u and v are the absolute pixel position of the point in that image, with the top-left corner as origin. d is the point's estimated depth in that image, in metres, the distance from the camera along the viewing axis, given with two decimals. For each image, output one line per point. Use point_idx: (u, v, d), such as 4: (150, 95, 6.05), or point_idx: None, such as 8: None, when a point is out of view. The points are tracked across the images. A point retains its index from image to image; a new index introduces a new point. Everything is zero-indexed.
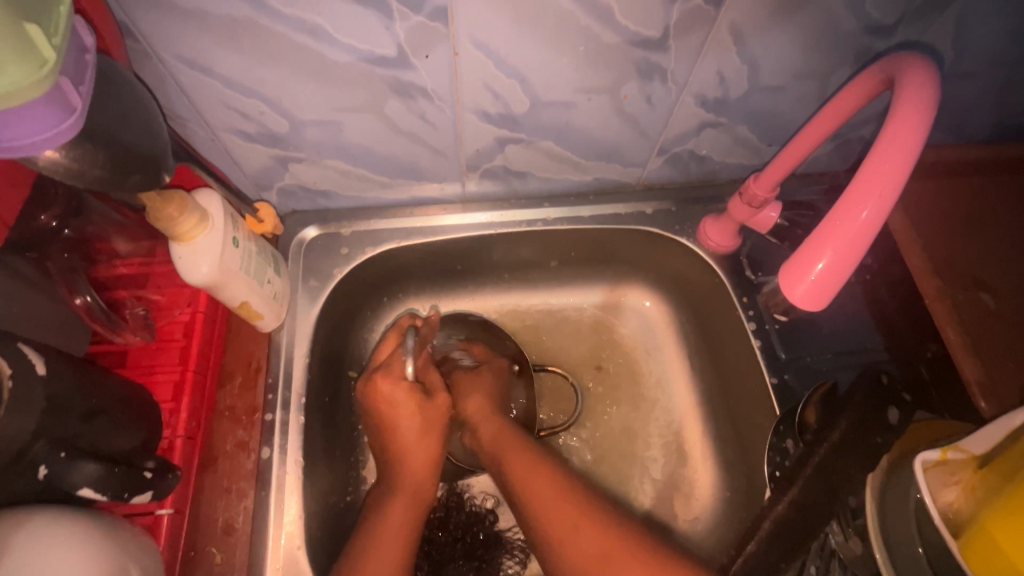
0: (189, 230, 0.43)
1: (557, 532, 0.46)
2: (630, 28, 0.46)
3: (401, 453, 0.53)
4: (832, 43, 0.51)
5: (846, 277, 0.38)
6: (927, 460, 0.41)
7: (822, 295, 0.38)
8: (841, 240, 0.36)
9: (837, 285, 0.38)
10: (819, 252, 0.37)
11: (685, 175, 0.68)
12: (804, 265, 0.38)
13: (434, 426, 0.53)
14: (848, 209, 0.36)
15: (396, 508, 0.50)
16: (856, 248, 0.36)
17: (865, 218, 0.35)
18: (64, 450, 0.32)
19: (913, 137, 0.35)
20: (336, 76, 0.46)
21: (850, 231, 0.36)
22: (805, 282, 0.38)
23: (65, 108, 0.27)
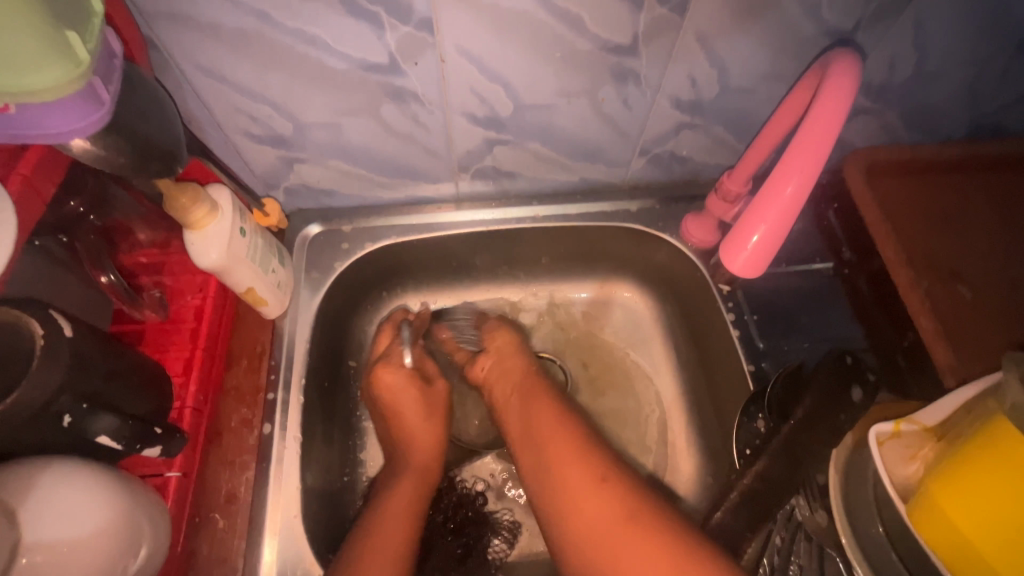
0: (201, 218, 0.48)
1: (573, 491, 0.48)
2: (601, 35, 0.50)
3: (407, 418, 0.58)
4: (795, 47, 0.54)
5: (779, 246, 0.44)
6: (881, 432, 0.43)
7: (759, 262, 0.45)
8: (771, 215, 0.42)
9: (772, 253, 0.44)
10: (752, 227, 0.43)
11: (667, 175, 0.72)
12: (741, 238, 0.44)
13: (434, 409, 0.59)
14: (777, 185, 0.41)
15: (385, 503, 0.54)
16: (787, 219, 0.42)
17: (790, 191, 0.41)
18: (86, 402, 0.36)
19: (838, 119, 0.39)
20: (334, 82, 0.51)
21: (778, 204, 0.41)
22: (743, 253, 0.44)
23: (96, 102, 0.32)
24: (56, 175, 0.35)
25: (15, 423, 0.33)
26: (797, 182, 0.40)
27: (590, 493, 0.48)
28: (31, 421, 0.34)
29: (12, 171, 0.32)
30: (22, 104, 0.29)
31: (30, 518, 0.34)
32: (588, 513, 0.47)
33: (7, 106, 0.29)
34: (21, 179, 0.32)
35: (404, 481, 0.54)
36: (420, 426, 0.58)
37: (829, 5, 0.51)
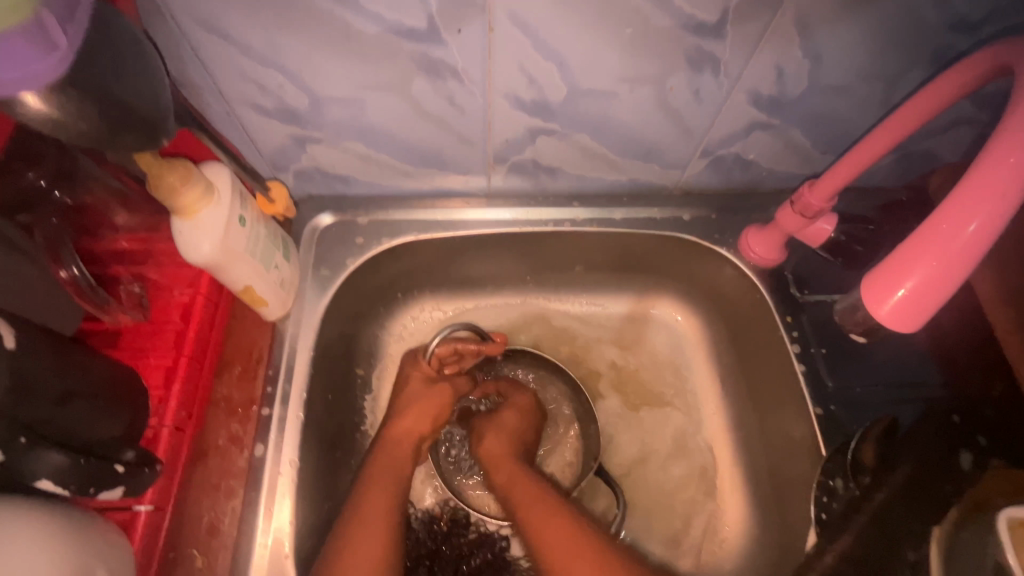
0: (193, 203, 0.40)
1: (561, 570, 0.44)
2: (684, 11, 0.42)
3: (408, 420, 0.55)
4: (909, 39, 0.46)
5: (940, 300, 0.33)
6: (1013, 518, 0.35)
7: (912, 319, 0.34)
8: (939, 260, 0.32)
9: (930, 309, 0.34)
10: (907, 273, 0.33)
11: (726, 182, 0.63)
12: (884, 286, 0.34)
13: (430, 411, 0.56)
14: (954, 221, 0.31)
15: (381, 499, 0.48)
16: (959, 261, 0.32)
17: (974, 231, 0.31)
18: (24, 436, 0.28)
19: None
20: (360, 49, 0.43)
21: (951, 246, 0.31)
22: (890, 304, 0.34)
23: (46, 46, 0.25)
24: None
25: None
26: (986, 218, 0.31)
27: None
28: None
29: None
30: None
31: None
32: None
33: None
34: None
35: (376, 490, 0.48)
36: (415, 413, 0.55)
37: None
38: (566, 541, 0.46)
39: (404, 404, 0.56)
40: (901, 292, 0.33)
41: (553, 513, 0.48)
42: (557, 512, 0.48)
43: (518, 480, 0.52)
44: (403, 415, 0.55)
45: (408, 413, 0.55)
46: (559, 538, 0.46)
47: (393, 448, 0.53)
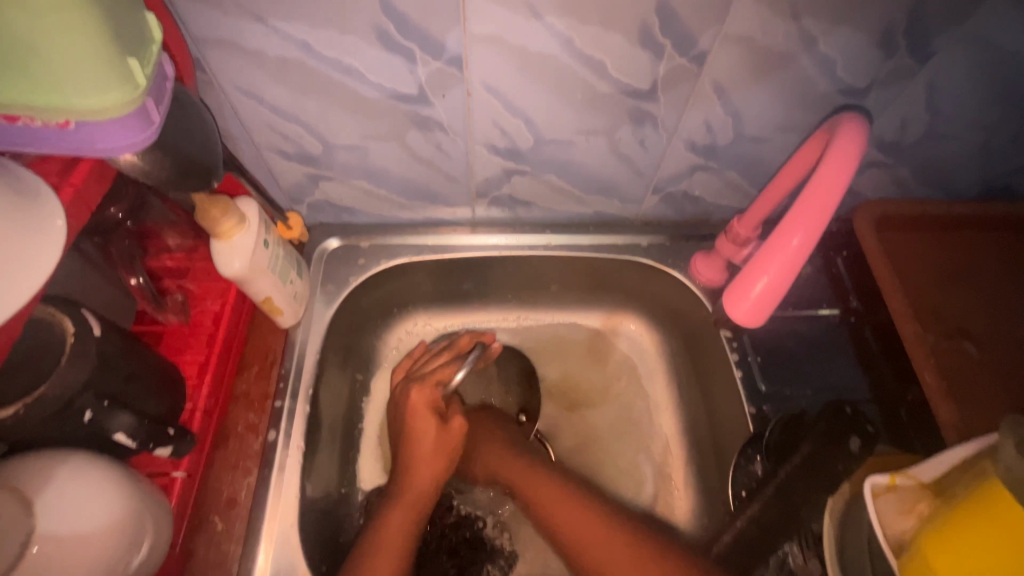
0: (228, 229, 0.50)
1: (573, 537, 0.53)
2: (622, 80, 0.52)
3: (421, 467, 0.57)
4: (810, 101, 0.56)
5: (778, 299, 0.46)
6: (877, 484, 0.44)
7: (760, 312, 0.46)
8: (775, 267, 0.44)
9: (774, 303, 0.47)
10: (757, 275, 0.45)
11: (679, 214, 0.73)
12: (747, 284, 0.46)
13: (446, 446, 0.58)
14: (782, 237, 0.43)
15: (397, 515, 0.55)
16: (790, 271, 0.44)
17: (795, 245, 0.43)
18: (106, 400, 0.38)
19: (837, 184, 0.40)
20: (365, 109, 0.53)
21: (784, 256, 0.43)
22: (745, 302, 0.46)
23: (146, 122, 0.34)
24: (102, 185, 0.37)
25: (37, 418, 0.35)
26: (802, 236, 0.42)
27: (597, 536, 0.53)
28: (55, 415, 0.36)
29: (63, 182, 0.34)
30: (79, 121, 0.31)
31: (42, 509, 0.34)
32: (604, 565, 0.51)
33: (67, 122, 0.31)
34: (71, 189, 0.34)
35: (395, 512, 0.55)
36: (426, 451, 0.58)
37: (843, 65, 0.53)
38: (588, 530, 0.53)
39: (413, 443, 0.58)
40: (755, 291, 0.46)
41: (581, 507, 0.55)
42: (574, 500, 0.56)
43: (534, 479, 0.58)
44: (417, 461, 0.57)
45: (425, 454, 0.57)
46: (584, 527, 0.54)
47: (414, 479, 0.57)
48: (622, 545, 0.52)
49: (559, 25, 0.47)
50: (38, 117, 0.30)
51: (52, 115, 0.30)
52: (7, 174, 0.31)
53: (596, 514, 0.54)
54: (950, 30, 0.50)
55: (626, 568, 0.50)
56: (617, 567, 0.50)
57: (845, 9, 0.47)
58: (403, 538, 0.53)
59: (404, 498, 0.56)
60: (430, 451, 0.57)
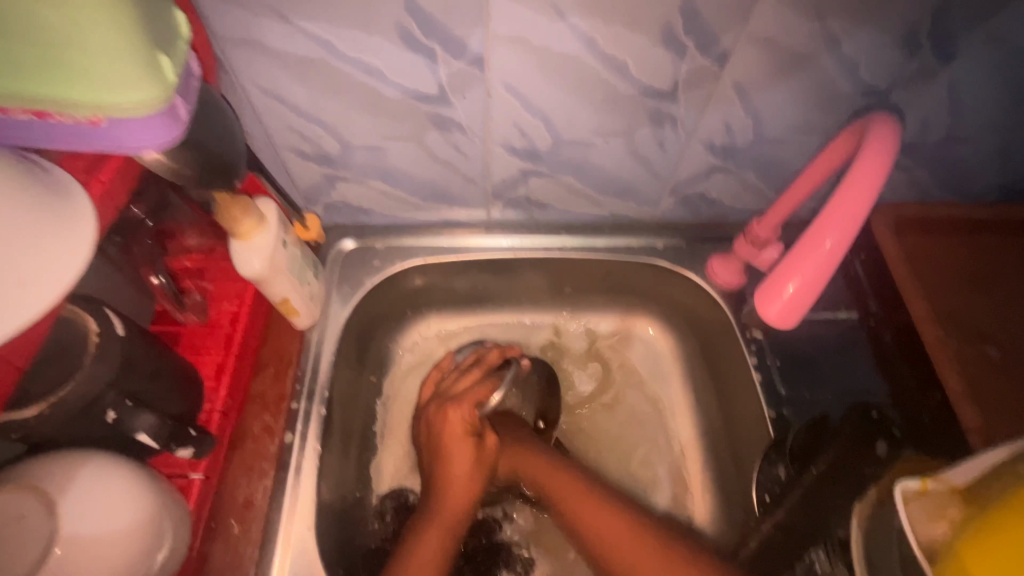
0: (247, 229, 0.50)
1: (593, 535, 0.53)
2: (643, 81, 0.52)
3: (455, 489, 0.56)
4: (831, 102, 0.56)
5: (811, 301, 0.45)
6: (907, 489, 0.43)
7: (792, 315, 0.45)
8: (807, 268, 0.43)
9: (806, 305, 0.45)
10: (788, 277, 0.44)
11: (695, 216, 0.73)
12: (776, 287, 0.44)
13: (483, 468, 0.58)
14: (814, 239, 0.42)
15: (431, 540, 0.52)
16: (822, 273, 0.43)
17: (827, 248, 0.42)
18: (129, 399, 0.38)
19: (870, 191, 0.40)
20: (384, 109, 0.53)
21: (814, 259, 0.42)
22: (778, 304, 0.44)
23: (175, 120, 0.33)
24: (128, 182, 0.37)
25: (60, 416, 0.35)
26: (835, 237, 0.41)
27: (618, 537, 0.51)
28: (77, 414, 0.36)
29: (92, 177, 0.34)
30: (110, 117, 0.31)
31: (65, 509, 0.33)
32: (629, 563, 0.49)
33: (98, 118, 0.31)
34: (100, 185, 0.34)
35: (430, 536, 0.53)
36: (461, 471, 0.57)
37: (866, 66, 0.52)
38: (616, 531, 0.51)
39: (447, 461, 0.58)
40: (787, 292, 0.44)
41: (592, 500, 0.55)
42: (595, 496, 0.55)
43: (555, 477, 0.57)
44: (450, 483, 0.57)
45: (460, 478, 0.57)
46: (617, 533, 0.51)
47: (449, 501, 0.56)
48: (634, 539, 0.51)
49: (581, 26, 0.47)
50: (68, 113, 0.30)
51: (84, 110, 0.30)
52: (36, 174, 0.30)
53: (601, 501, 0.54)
54: (976, 30, 0.50)
55: (642, 566, 0.49)
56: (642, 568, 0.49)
57: (870, 9, 0.47)
58: (433, 565, 0.51)
59: (438, 519, 0.54)
60: (464, 471, 0.57)
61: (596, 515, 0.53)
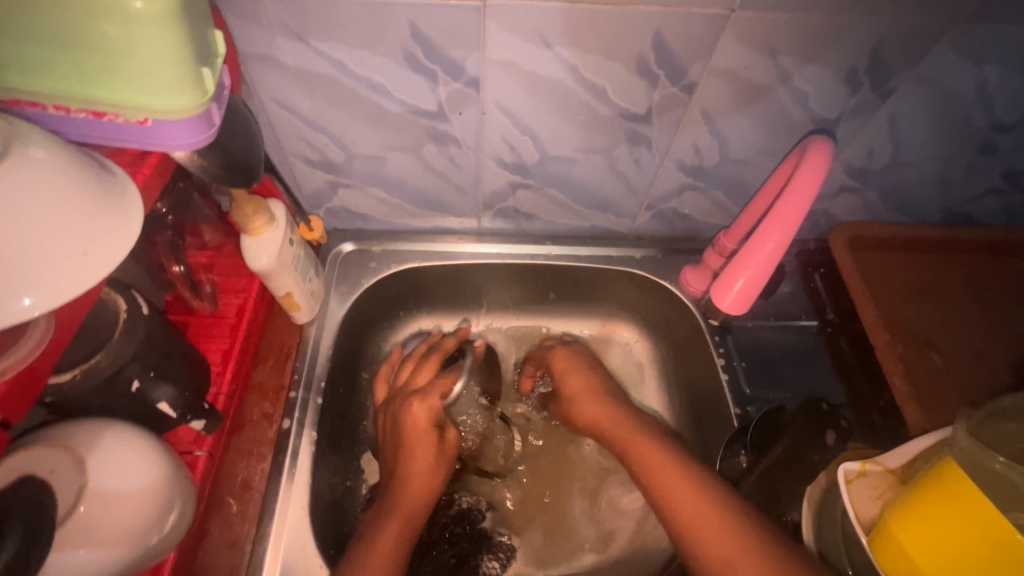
0: (259, 227, 0.54)
1: (678, 504, 0.50)
2: (621, 105, 0.59)
3: (416, 477, 0.57)
4: (787, 129, 0.63)
5: (760, 290, 0.52)
6: (849, 470, 0.49)
7: (742, 303, 0.53)
8: (753, 265, 0.51)
9: (754, 295, 0.53)
10: (737, 273, 0.52)
11: (669, 230, 0.79)
12: (728, 280, 0.52)
13: (443, 457, 0.59)
14: (759, 241, 0.49)
15: (391, 527, 0.53)
16: (765, 269, 0.50)
17: (769, 248, 0.49)
18: (152, 371, 0.42)
19: (802, 203, 0.46)
20: (387, 122, 0.59)
21: (759, 258, 0.50)
22: (729, 295, 0.53)
23: (208, 123, 0.38)
24: (164, 178, 0.41)
25: (90, 384, 0.39)
26: (776, 239, 0.48)
27: (692, 504, 0.50)
28: (104, 383, 0.39)
29: (136, 171, 0.39)
30: (156, 118, 0.35)
31: (92, 465, 0.37)
32: (696, 527, 0.48)
33: (145, 119, 0.35)
34: (143, 176, 0.39)
35: (391, 523, 0.53)
36: (422, 464, 0.57)
37: (815, 98, 0.59)
38: (688, 499, 0.50)
39: (407, 449, 0.58)
40: (737, 285, 0.52)
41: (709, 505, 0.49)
42: (695, 485, 0.51)
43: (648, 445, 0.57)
44: (410, 473, 0.57)
45: (418, 465, 0.57)
46: (690, 500, 0.50)
47: (409, 486, 0.56)
48: (705, 505, 0.49)
49: (565, 55, 0.53)
50: (121, 113, 0.35)
51: (134, 112, 0.35)
52: (99, 168, 0.34)
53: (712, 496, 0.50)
54: (907, 71, 0.57)
55: (709, 530, 0.47)
56: (714, 538, 0.47)
57: (814, 49, 0.54)
58: (391, 557, 0.50)
59: (396, 507, 0.55)
60: (426, 463, 0.58)
61: (691, 491, 0.51)
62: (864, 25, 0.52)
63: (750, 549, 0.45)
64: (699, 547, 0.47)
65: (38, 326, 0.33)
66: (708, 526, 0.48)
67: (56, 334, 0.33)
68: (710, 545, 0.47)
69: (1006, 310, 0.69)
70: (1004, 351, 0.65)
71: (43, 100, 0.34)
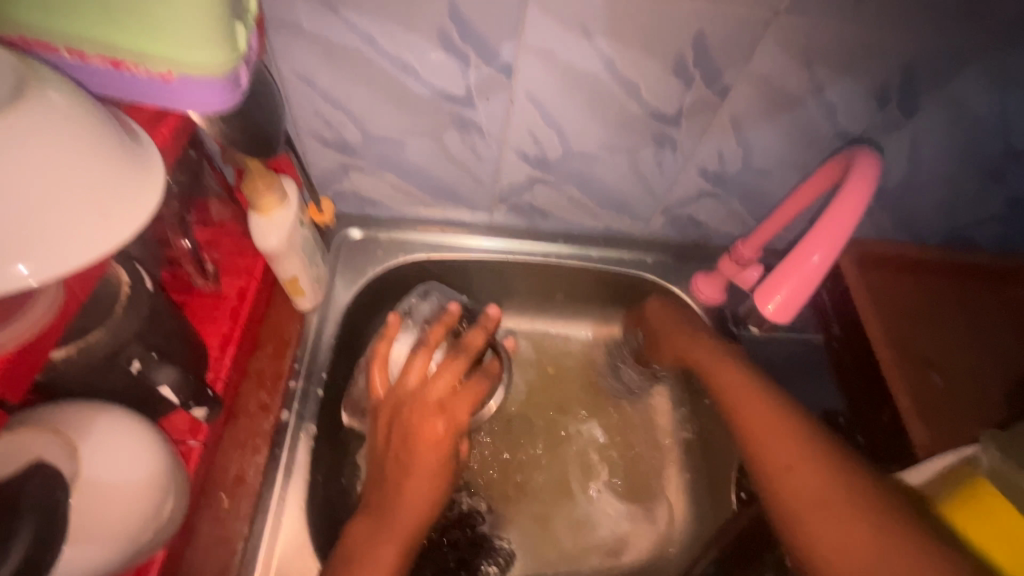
0: (269, 204, 0.50)
1: (793, 489, 0.47)
2: (652, 103, 0.57)
3: (414, 484, 0.51)
4: (812, 141, 0.63)
5: (801, 303, 0.50)
6: None
7: (783, 315, 0.50)
8: (794, 279, 0.49)
9: (797, 306, 0.50)
10: (778, 287, 0.49)
11: (682, 237, 0.78)
12: (767, 293, 0.50)
13: (443, 471, 0.53)
14: (804, 254, 0.48)
15: (386, 549, 0.48)
16: (806, 284, 0.49)
17: (815, 261, 0.48)
18: (154, 352, 0.39)
19: (850, 217, 0.46)
20: (411, 104, 0.56)
21: (802, 271, 0.48)
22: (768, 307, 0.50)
23: (236, 88, 0.34)
24: (180, 141, 0.39)
25: (86, 362, 0.35)
26: (822, 252, 0.47)
27: (807, 482, 0.46)
28: (102, 362, 0.36)
29: (154, 131, 0.36)
30: (181, 74, 0.32)
31: (86, 454, 0.33)
32: (802, 503, 0.45)
33: (169, 73, 0.32)
34: (162, 138, 0.36)
35: (385, 546, 0.48)
36: (419, 477, 0.51)
37: (843, 112, 0.59)
38: (808, 480, 0.46)
39: (406, 462, 0.51)
40: (776, 299, 0.50)
41: (858, 519, 0.43)
42: (809, 460, 0.48)
43: (779, 421, 0.51)
44: (404, 488, 0.51)
45: (419, 473, 0.51)
46: (811, 486, 0.46)
47: (401, 503, 0.50)
48: (821, 480, 0.46)
49: (604, 47, 0.51)
50: (142, 65, 0.31)
51: (157, 64, 0.31)
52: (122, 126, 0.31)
53: (837, 480, 0.45)
54: (934, 91, 0.58)
55: (826, 516, 0.44)
56: (835, 531, 0.43)
57: (850, 62, 0.54)
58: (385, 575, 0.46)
59: (387, 526, 0.49)
60: (425, 481, 0.51)
61: (812, 474, 0.47)
62: (902, 41, 0.52)
63: (858, 521, 0.43)
64: (806, 534, 0.44)
65: (47, 292, 0.30)
66: (818, 502, 0.45)
67: (65, 304, 0.30)
68: (818, 527, 0.44)
69: (1008, 334, 0.70)
70: (1006, 374, 0.66)
71: (58, 42, 0.31)
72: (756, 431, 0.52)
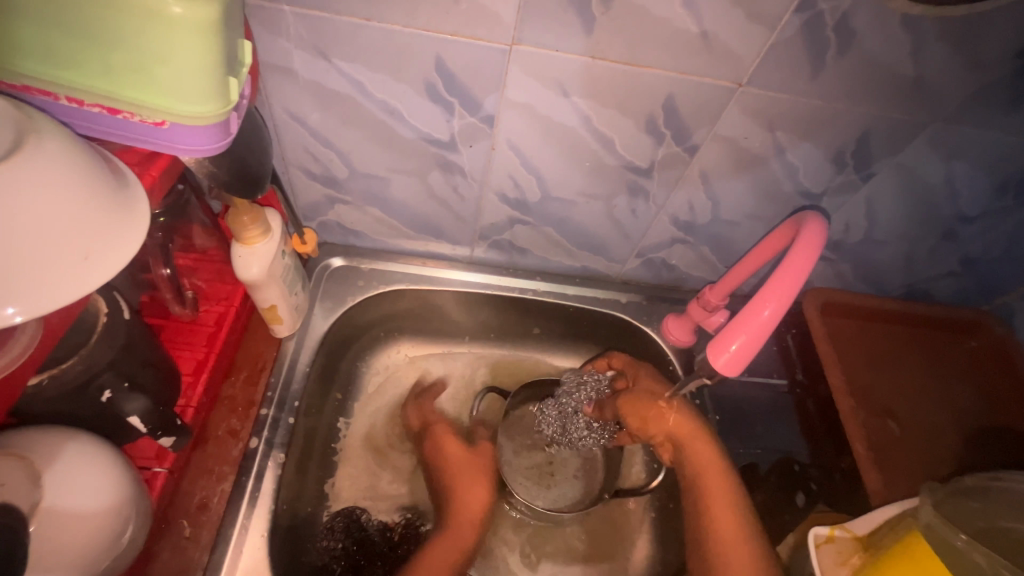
0: (253, 236, 0.53)
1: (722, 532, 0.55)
2: (626, 157, 0.61)
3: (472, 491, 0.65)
4: (777, 198, 0.66)
5: (754, 353, 0.52)
6: (818, 534, 0.50)
7: (736, 365, 0.52)
8: (748, 330, 0.51)
9: (749, 356, 0.52)
10: (733, 336, 0.51)
11: (656, 279, 0.81)
12: (722, 342, 0.52)
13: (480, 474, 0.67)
14: (756, 308, 0.50)
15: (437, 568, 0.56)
16: (759, 337, 0.51)
17: (766, 314, 0.50)
18: (126, 381, 0.39)
19: (802, 268, 0.49)
20: (397, 146, 0.59)
21: (753, 323, 0.50)
22: (724, 356, 0.52)
23: (225, 134, 0.37)
24: (170, 179, 0.40)
25: (58, 390, 0.36)
26: (772, 306, 0.49)
27: (729, 533, 0.55)
28: (74, 390, 0.37)
29: (144, 171, 0.38)
30: (174, 123, 0.34)
31: (49, 482, 0.34)
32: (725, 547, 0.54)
33: (162, 121, 0.34)
34: (151, 179, 0.38)
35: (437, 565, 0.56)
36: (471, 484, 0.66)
37: (805, 172, 0.63)
38: (729, 531, 0.55)
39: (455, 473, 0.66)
40: (731, 348, 0.52)
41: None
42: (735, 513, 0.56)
43: (711, 468, 0.59)
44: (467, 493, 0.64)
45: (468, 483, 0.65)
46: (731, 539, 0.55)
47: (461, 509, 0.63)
48: (738, 535, 0.55)
49: (581, 104, 0.55)
50: (137, 113, 0.33)
51: (151, 113, 0.34)
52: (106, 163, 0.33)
53: (750, 529, 0.55)
54: (887, 158, 0.62)
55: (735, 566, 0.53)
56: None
57: (809, 129, 0.58)
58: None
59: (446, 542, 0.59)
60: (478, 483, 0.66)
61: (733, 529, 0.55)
62: (854, 113, 0.56)
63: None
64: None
65: (26, 330, 0.31)
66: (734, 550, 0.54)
67: (41, 343, 0.32)
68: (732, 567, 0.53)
69: (961, 387, 0.74)
70: (958, 425, 0.70)
71: (55, 90, 0.32)
72: (688, 468, 0.60)
